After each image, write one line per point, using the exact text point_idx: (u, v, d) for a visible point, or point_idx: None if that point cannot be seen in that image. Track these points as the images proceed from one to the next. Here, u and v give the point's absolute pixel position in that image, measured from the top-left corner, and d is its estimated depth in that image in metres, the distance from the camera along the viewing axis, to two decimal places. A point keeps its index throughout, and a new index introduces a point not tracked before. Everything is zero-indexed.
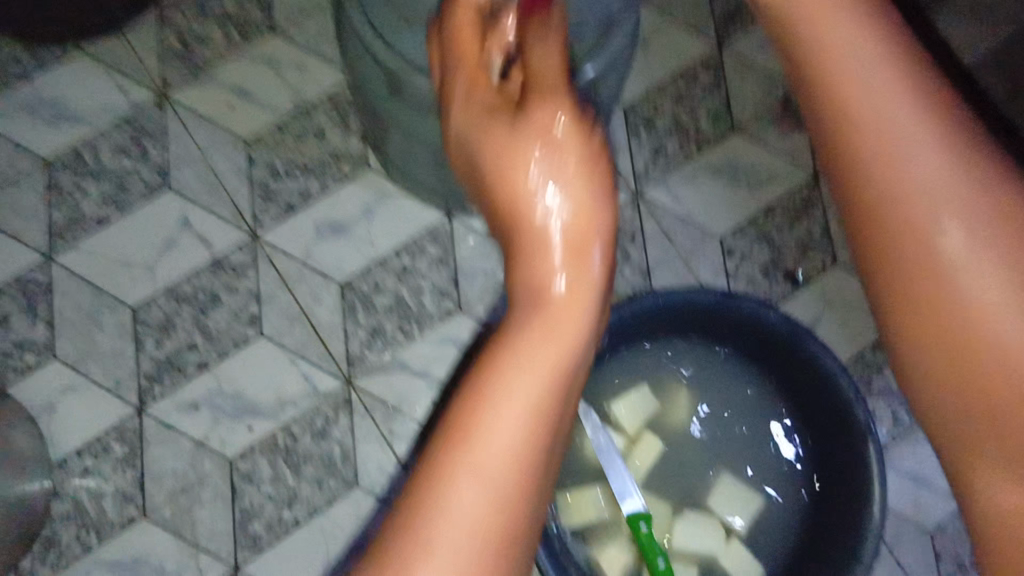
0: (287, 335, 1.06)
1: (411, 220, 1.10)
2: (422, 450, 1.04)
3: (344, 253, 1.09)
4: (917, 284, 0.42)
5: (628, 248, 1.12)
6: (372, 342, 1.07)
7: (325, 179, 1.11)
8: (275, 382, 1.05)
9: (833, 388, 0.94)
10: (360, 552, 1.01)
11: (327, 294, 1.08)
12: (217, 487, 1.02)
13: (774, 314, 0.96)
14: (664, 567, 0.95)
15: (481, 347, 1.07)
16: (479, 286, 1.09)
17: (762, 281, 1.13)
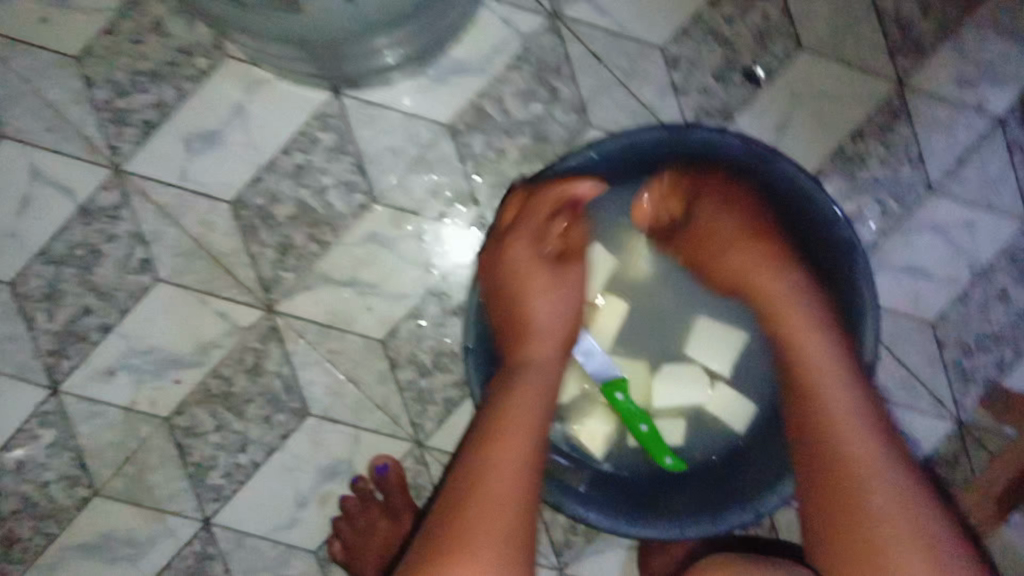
0: (188, 273, 0.93)
1: (294, 107, 0.93)
2: (370, 362, 0.94)
3: (225, 164, 0.93)
4: (736, 264, 0.85)
5: (552, 84, 0.94)
6: (285, 259, 0.93)
7: (180, 82, 0.92)
8: (191, 327, 0.94)
9: (810, 207, 0.82)
10: (330, 480, 0.95)
11: (219, 217, 0.93)
12: (161, 449, 0.94)
13: (731, 138, 0.82)
14: (649, 429, 0.89)
15: (407, 237, 0.94)
16: (390, 169, 0.94)
17: (716, 87, 0.95)
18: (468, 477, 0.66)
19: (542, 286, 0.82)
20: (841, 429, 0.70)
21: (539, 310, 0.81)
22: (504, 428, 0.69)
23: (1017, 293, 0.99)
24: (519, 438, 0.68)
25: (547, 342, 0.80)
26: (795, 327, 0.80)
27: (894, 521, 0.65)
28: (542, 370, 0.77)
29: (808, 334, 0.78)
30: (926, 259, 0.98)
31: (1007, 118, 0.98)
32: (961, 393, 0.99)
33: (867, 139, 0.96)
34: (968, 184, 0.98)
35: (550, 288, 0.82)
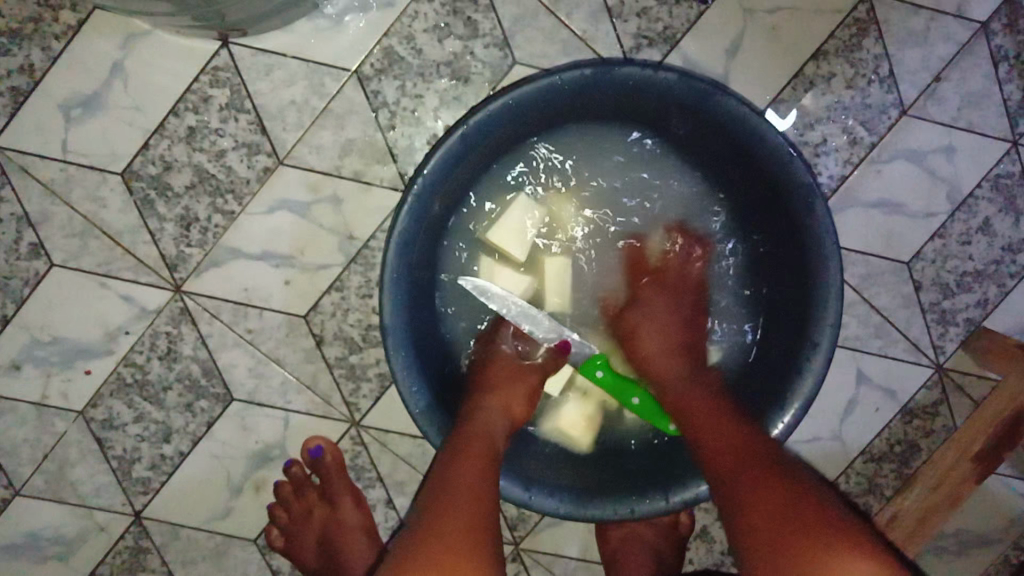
0: (84, 256, 0.85)
1: (179, 61, 0.82)
2: (293, 341, 0.87)
3: (111, 132, 0.83)
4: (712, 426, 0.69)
5: (469, 16, 0.83)
6: (188, 234, 0.85)
7: (48, 41, 0.82)
8: (95, 313, 0.86)
9: (760, 147, 0.73)
10: (263, 466, 0.90)
11: (110, 192, 0.84)
12: (80, 444, 0.89)
13: (667, 74, 0.71)
14: (641, 401, 0.81)
15: (321, 202, 0.85)
16: (294, 126, 0.84)
17: (657, 9, 0.84)
18: (433, 511, 0.58)
19: (501, 365, 0.78)
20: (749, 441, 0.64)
21: (497, 369, 0.77)
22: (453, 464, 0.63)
23: (1002, 224, 0.90)
24: (473, 475, 0.62)
25: (496, 389, 0.75)
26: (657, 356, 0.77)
27: (790, 507, 0.56)
28: (488, 414, 0.72)
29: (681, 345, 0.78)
30: (900, 192, 0.89)
31: (991, 23, 0.87)
32: (940, 338, 0.91)
33: (830, 60, 0.86)
34: (946, 103, 0.87)
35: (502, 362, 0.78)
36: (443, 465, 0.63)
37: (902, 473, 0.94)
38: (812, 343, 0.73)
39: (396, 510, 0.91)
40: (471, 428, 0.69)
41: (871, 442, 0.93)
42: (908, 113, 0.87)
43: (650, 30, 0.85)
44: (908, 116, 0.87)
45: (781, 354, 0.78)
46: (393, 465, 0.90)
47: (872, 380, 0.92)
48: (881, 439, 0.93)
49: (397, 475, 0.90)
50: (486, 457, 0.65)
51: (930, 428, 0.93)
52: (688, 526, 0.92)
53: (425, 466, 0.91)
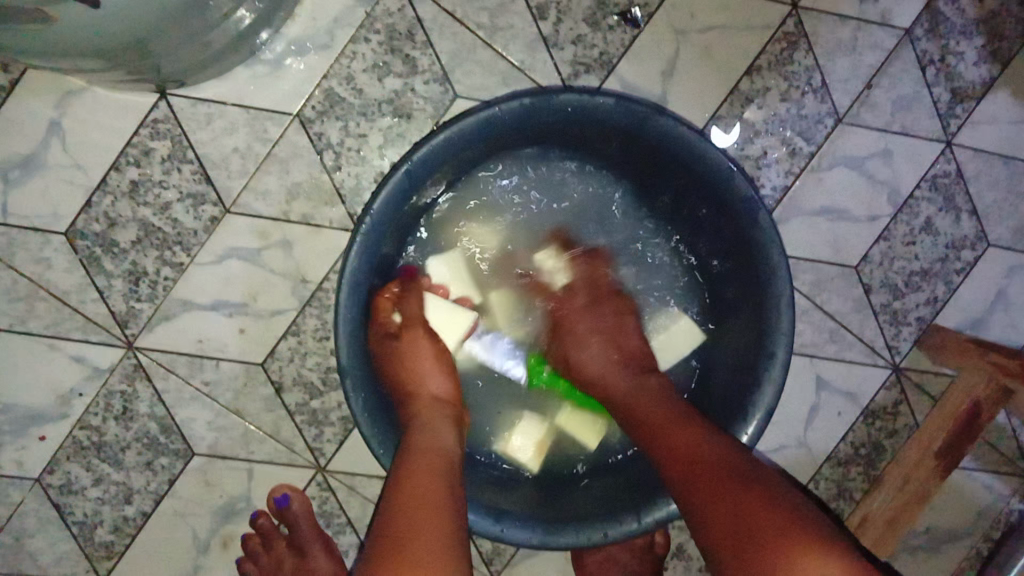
0: (31, 319, 0.84)
1: (117, 116, 0.82)
2: (252, 389, 0.86)
3: (50, 192, 0.82)
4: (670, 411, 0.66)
5: (407, 54, 0.84)
6: (137, 290, 0.84)
7: None
8: (46, 377, 0.84)
9: (701, 163, 0.74)
10: (229, 521, 0.88)
11: (53, 253, 0.83)
12: (38, 512, 0.86)
13: (604, 99, 0.72)
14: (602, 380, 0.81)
15: (271, 248, 0.84)
16: (238, 173, 0.83)
17: (592, 35, 0.86)
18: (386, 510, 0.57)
19: (433, 357, 0.75)
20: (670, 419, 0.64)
21: (422, 360, 0.73)
22: (416, 474, 0.60)
23: (944, 222, 0.92)
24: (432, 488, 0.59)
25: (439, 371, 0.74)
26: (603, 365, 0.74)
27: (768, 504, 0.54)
28: (432, 421, 0.69)
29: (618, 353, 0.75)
30: (843, 198, 0.91)
31: (915, 30, 0.89)
32: (894, 337, 0.93)
33: (763, 73, 0.88)
34: (879, 108, 0.90)
35: (443, 358, 0.75)
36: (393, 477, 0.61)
37: (869, 474, 0.94)
38: (769, 352, 0.74)
39: None
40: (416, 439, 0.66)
41: (836, 447, 0.94)
42: (844, 120, 0.89)
43: (585, 56, 0.86)
44: (843, 124, 0.89)
45: (741, 365, 0.78)
46: (363, 508, 0.89)
47: (832, 385, 0.93)
48: (847, 443, 0.94)
49: (367, 518, 0.89)
50: (444, 472, 0.61)
51: (892, 428, 0.94)
52: (665, 545, 0.92)
53: None
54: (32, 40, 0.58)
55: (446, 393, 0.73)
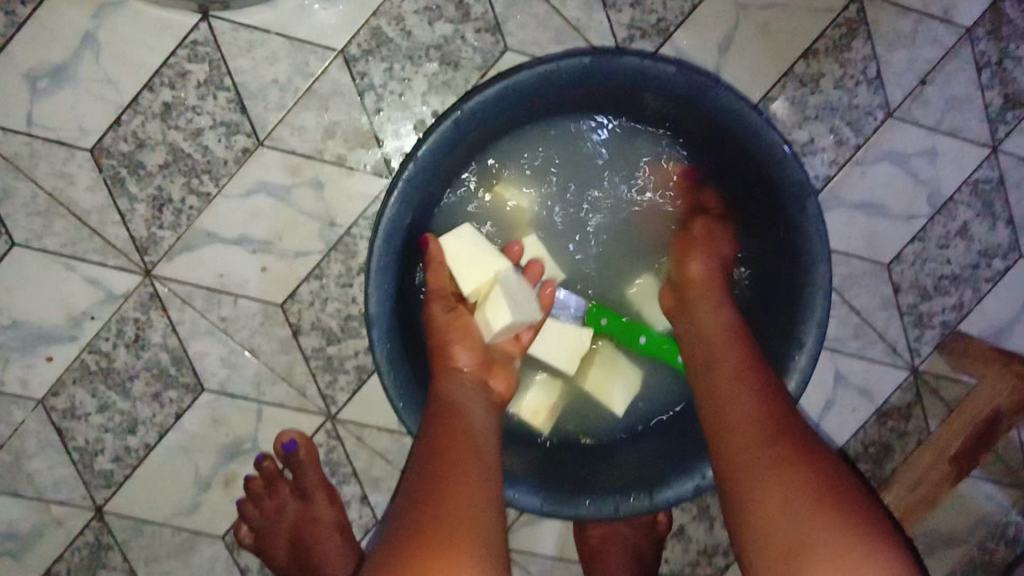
0: (48, 236, 0.81)
1: (156, 34, 0.79)
2: (269, 330, 0.84)
3: (79, 106, 0.79)
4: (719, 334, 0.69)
5: (461, 1, 0.81)
6: (160, 216, 0.81)
7: (14, 6, 0.77)
8: (58, 297, 0.82)
9: (755, 142, 0.72)
10: (233, 460, 0.87)
11: (77, 169, 0.80)
12: (39, 434, 0.84)
13: (665, 65, 0.70)
14: (648, 339, 0.81)
15: (302, 186, 0.82)
16: (276, 106, 0.80)
17: (651, 0, 0.83)
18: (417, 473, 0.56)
19: (448, 328, 0.72)
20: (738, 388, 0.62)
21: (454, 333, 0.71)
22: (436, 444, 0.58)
23: (980, 229, 0.91)
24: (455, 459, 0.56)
25: (469, 347, 0.71)
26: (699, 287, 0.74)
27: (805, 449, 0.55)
28: (452, 393, 0.67)
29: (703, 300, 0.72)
30: (883, 194, 0.89)
31: (975, 30, 0.88)
32: (917, 339, 0.92)
33: (819, 58, 0.86)
34: (931, 106, 0.88)
35: (461, 327, 0.72)
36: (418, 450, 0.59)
37: (877, 473, 0.94)
38: (799, 341, 0.72)
39: (371, 506, 0.89)
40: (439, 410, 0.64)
41: (848, 442, 0.94)
42: (893, 115, 0.88)
43: (642, 22, 0.84)
44: (893, 118, 0.88)
45: (768, 351, 0.77)
46: (370, 460, 0.87)
47: (850, 380, 0.93)
48: (858, 439, 0.94)
49: (373, 470, 0.88)
50: (475, 445, 0.59)
51: (904, 428, 0.94)
52: (666, 523, 0.91)
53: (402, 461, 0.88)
54: None
55: (468, 360, 0.70)
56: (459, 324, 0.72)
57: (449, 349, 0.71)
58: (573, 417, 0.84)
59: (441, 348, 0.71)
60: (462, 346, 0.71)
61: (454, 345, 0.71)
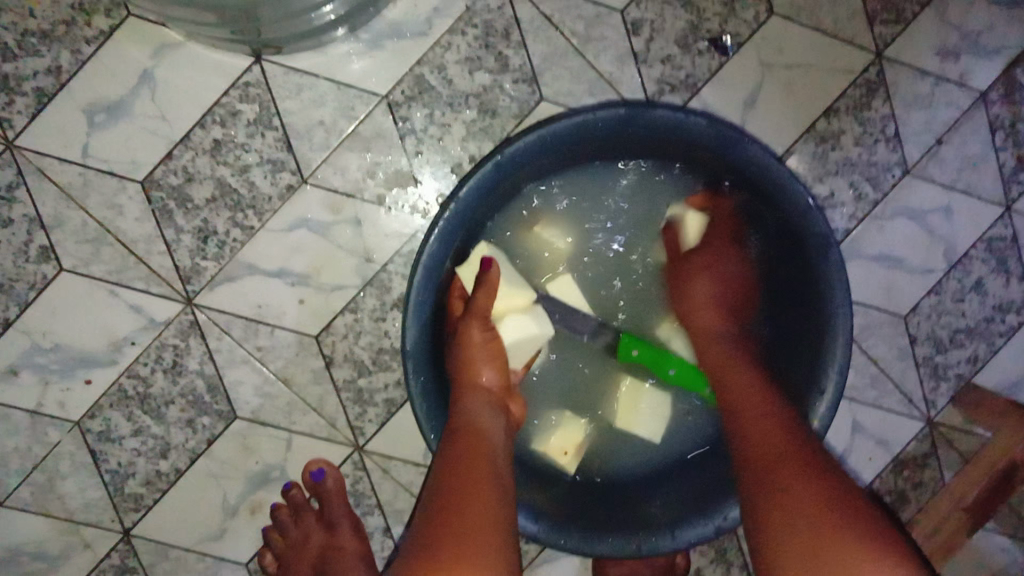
0: (95, 262, 0.84)
1: (210, 74, 0.83)
2: (303, 361, 0.87)
3: (133, 140, 0.83)
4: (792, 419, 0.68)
5: (501, 52, 0.85)
6: (204, 247, 0.84)
7: (77, 44, 0.81)
8: (100, 322, 0.84)
9: (779, 194, 0.75)
10: (261, 488, 0.88)
11: (128, 200, 0.83)
12: (72, 455, 0.86)
13: (695, 119, 0.74)
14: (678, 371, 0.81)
15: (341, 222, 0.85)
16: (320, 146, 0.84)
17: (681, 57, 0.87)
18: (434, 505, 0.56)
19: (481, 348, 0.73)
20: (744, 411, 0.66)
21: (481, 351, 0.72)
22: (462, 466, 0.59)
23: (994, 284, 0.94)
24: (481, 489, 0.57)
25: (493, 366, 0.73)
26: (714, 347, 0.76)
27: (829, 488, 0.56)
28: (476, 412, 0.69)
29: (706, 342, 0.77)
30: (901, 247, 0.92)
31: (990, 93, 0.91)
32: (932, 391, 0.95)
33: (840, 116, 0.90)
34: (947, 164, 0.92)
35: (493, 348, 0.73)
36: (437, 477, 0.59)
37: (893, 522, 0.96)
38: (819, 390, 0.75)
39: (393, 539, 0.90)
40: (463, 430, 0.66)
41: (863, 491, 0.95)
42: (911, 172, 0.91)
43: (670, 77, 0.88)
44: (910, 176, 0.91)
45: (787, 399, 0.79)
46: (394, 493, 0.89)
47: (867, 431, 0.94)
48: (875, 488, 0.95)
49: (396, 503, 0.89)
50: (493, 474, 0.60)
51: (919, 479, 0.95)
52: (685, 567, 0.92)
53: None
54: None
55: (493, 384, 0.73)
56: (488, 339, 0.73)
57: (475, 367, 0.72)
58: (596, 455, 0.86)
59: (466, 363, 0.72)
60: (490, 366, 0.73)
61: (481, 365, 0.72)
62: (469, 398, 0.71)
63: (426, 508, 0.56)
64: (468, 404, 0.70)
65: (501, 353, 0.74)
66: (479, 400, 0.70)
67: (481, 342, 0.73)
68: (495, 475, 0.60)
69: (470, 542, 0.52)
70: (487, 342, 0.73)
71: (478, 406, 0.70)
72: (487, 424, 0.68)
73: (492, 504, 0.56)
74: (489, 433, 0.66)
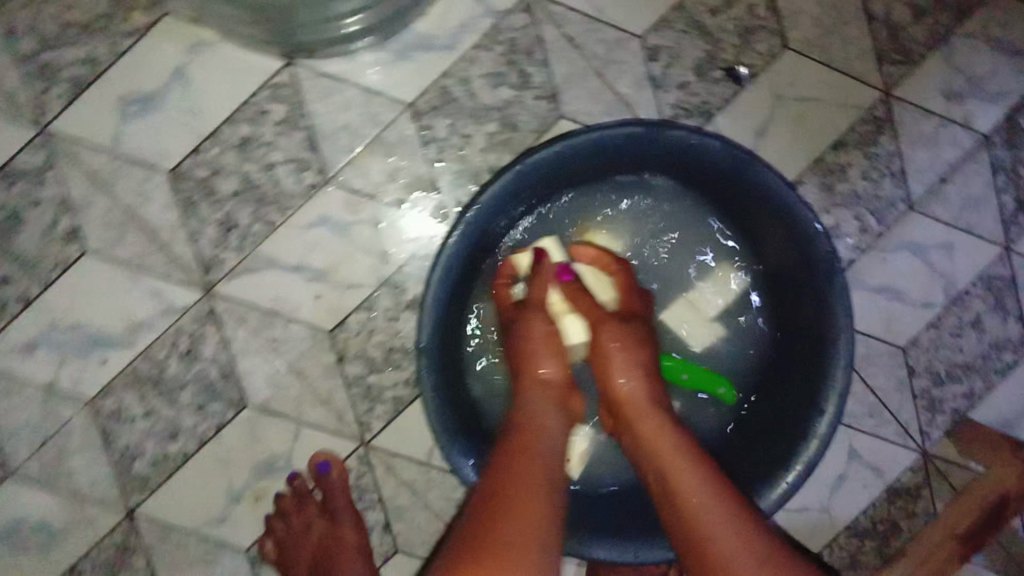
0: (119, 247, 0.86)
1: (242, 73, 0.86)
2: (315, 355, 0.89)
3: (164, 131, 0.86)
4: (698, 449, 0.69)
5: (524, 69, 0.88)
6: (226, 239, 0.87)
7: (117, 37, 0.85)
8: (120, 305, 0.87)
9: (789, 217, 0.78)
10: (265, 476, 0.90)
11: (155, 189, 0.86)
12: (83, 434, 0.88)
13: (711, 140, 0.76)
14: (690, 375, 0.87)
15: (360, 223, 0.88)
16: (344, 148, 0.87)
17: (696, 84, 0.91)
18: (482, 504, 0.59)
19: (539, 340, 0.77)
20: (680, 477, 0.65)
21: (536, 340, 0.77)
22: (507, 465, 0.63)
23: (991, 321, 0.97)
24: (529, 480, 0.61)
25: (553, 357, 0.77)
26: (637, 405, 0.73)
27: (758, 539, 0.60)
28: (538, 404, 0.72)
29: (631, 401, 0.74)
30: (901, 280, 0.95)
31: (993, 137, 0.95)
32: (928, 423, 0.97)
33: (848, 150, 0.93)
34: (949, 203, 0.95)
35: (552, 339, 0.78)
36: (484, 477, 0.63)
37: (883, 551, 0.97)
38: (818, 410, 0.77)
39: (392, 536, 0.92)
40: (522, 422, 0.69)
41: (855, 517, 0.97)
42: (914, 208, 0.94)
43: (686, 103, 0.91)
44: (914, 212, 0.94)
45: (788, 418, 0.82)
46: (395, 489, 0.91)
47: (862, 458, 0.97)
48: (866, 514, 0.97)
49: (397, 500, 0.91)
50: (545, 467, 0.64)
51: (911, 509, 0.97)
52: None
53: (426, 493, 0.91)
54: None
55: (556, 373, 0.76)
56: (546, 330, 0.78)
57: (534, 356, 0.76)
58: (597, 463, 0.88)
59: (528, 354, 0.77)
60: (550, 356, 0.77)
61: (539, 356, 0.76)
62: (529, 387, 0.75)
63: (473, 510, 0.60)
64: (529, 393, 0.74)
65: (558, 343, 0.78)
66: (538, 389, 0.74)
67: (539, 334, 0.78)
68: (547, 465, 0.64)
69: (515, 538, 0.55)
70: (542, 334, 0.78)
71: (536, 396, 0.74)
72: (544, 413, 0.71)
73: (541, 495, 0.60)
74: (544, 422, 0.70)
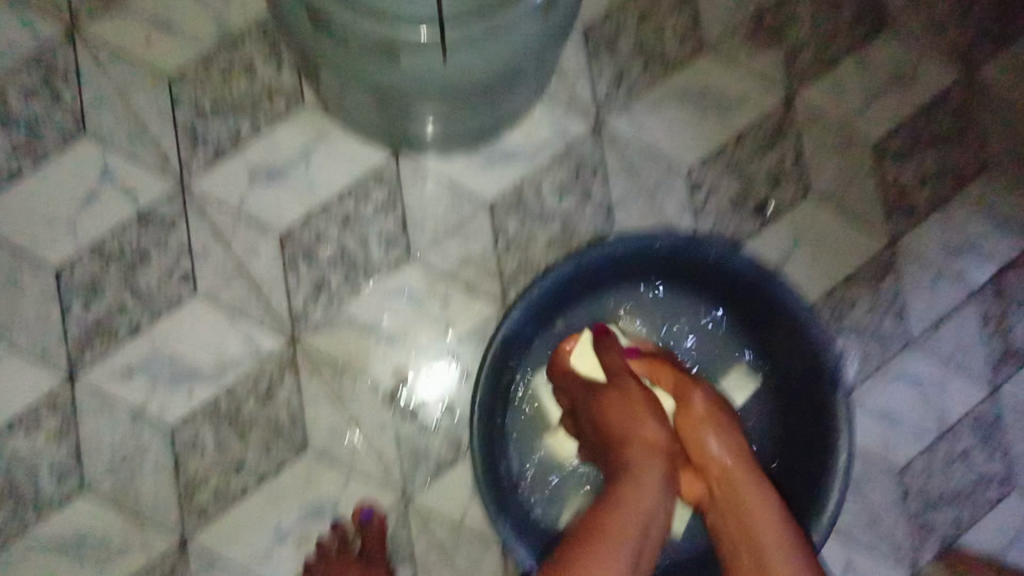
0: (224, 292, 0.99)
1: (354, 160, 1.02)
2: (375, 408, 0.99)
3: (281, 200, 1.01)
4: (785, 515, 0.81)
5: (587, 185, 1.05)
6: (317, 297, 1.00)
7: (256, 119, 1.02)
8: (215, 343, 0.99)
9: (801, 330, 0.91)
10: (314, 517, 0.98)
11: (264, 247, 1.00)
12: (159, 455, 0.98)
13: (740, 257, 0.91)
14: None
15: (433, 297, 1.01)
16: (428, 232, 1.02)
17: (730, 215, 1.07)
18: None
19: (631, 402, 0.85)
20: (759, 545, 0.78)
21: (620, 402, 0.85)
22: (602, 534, 0.72)
23: (980, 456, 1.07)
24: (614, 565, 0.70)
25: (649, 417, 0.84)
26: (731, 476, 0.84)
27: None
28: (643, 465, 0.79)
29: (725, 458, 0.85)
30: (899, 408, 1.07)
31: (983, 291, 1.09)
32: (919, 545, 1.05)
33: (856, 286, 1.07)
34: (943, 344, 1.08)
35: (646, 403, 0.85)
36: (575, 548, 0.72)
37: None
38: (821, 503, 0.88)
39: None
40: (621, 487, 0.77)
41: None
42: (911, 345, 1.07)
43: (719, 231, 1.07)
44: (911, 348, 1.07)
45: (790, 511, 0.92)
46: (429, 546, 0.98)
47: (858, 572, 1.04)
48: None
49: (430, 555, 0.98)
50: (631, 543, 0.73)
51: None
52: None
53: (457, 553, 0.98)
54: (354, 71, 0.82)
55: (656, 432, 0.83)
56: (641, 396, 0.86)
57: (636, 416, 0.83)
58: None
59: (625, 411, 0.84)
60: (650, 417, 0.83)
61: (638, 414, 0.84)
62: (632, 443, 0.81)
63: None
64: (633, 452, 0.81)
65: (652, 407, 0.85)
66: (641, 446, 0.81)
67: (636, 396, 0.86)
68: (635, 541, 0.73)
69: None
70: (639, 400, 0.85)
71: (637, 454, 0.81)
72: (647, 475, 0.78)
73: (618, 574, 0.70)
74: (644, 485, 0.78)
